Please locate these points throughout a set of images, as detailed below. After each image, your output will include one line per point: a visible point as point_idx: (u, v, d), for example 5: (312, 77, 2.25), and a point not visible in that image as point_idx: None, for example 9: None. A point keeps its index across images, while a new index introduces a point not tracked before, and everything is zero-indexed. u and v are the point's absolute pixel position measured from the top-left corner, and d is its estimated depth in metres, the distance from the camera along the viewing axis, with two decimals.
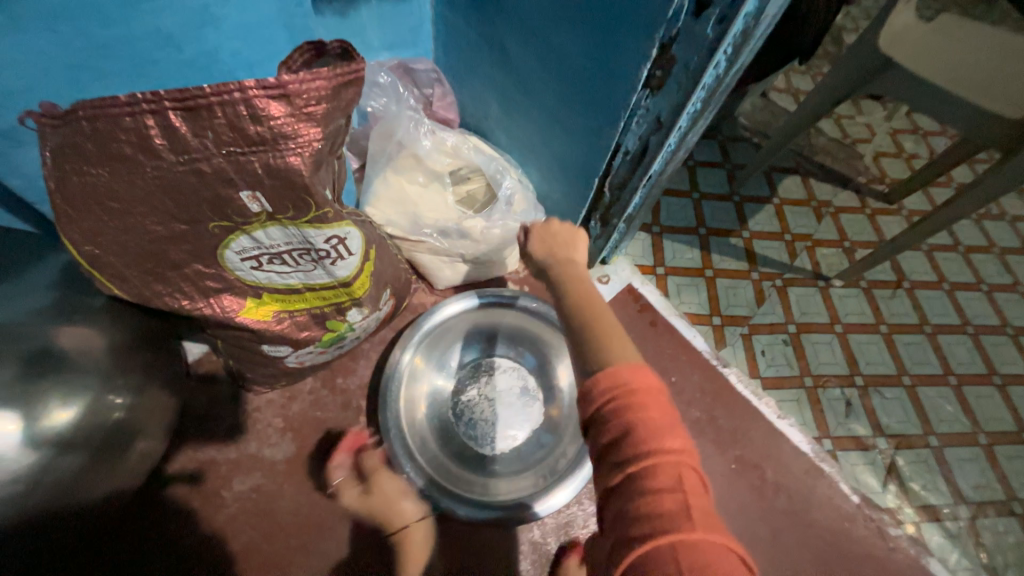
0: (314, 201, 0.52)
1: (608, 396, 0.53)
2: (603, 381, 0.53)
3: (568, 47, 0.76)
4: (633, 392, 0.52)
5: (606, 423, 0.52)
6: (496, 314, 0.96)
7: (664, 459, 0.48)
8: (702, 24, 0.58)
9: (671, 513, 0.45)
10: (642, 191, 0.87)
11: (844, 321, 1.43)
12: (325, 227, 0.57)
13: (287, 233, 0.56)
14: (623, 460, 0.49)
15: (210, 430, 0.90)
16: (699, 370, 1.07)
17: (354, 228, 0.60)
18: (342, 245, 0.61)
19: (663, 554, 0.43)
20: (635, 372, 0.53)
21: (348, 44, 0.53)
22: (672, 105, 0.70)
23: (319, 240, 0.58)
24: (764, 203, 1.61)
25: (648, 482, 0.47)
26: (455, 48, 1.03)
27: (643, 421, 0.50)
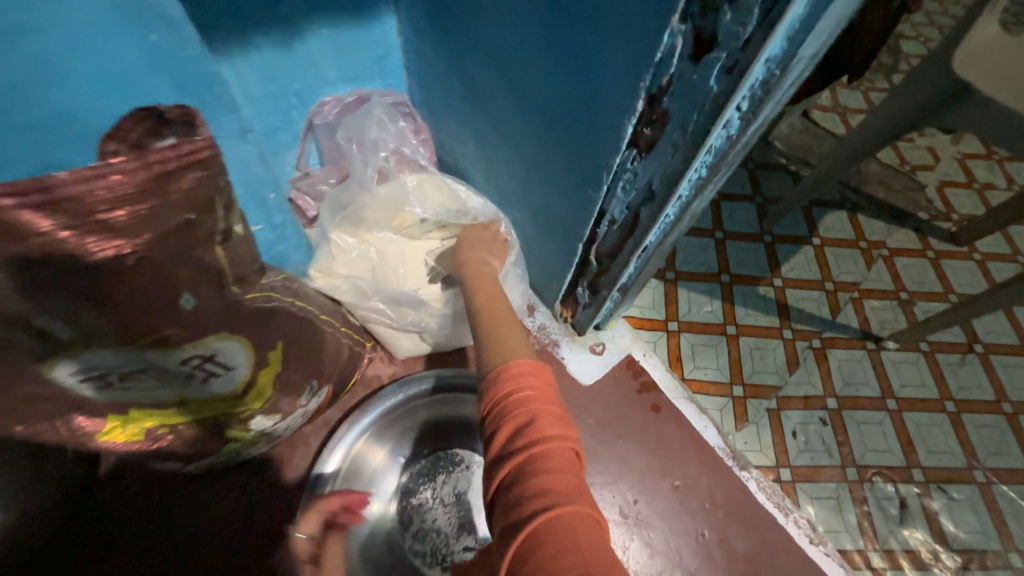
0: (145, 329, 0.43)
1: (510, 389, 0.55)
2: (506, 374, 0.56)
3: (546, 89, 0.59)
4: (534, 387, 0.54)
5: (508, 413, 0.52)
6: (460, 403, 0.80)
7: (560, 443, 0.49)
8: (702, 72, 0.41)
9: (564, 489, 0.45)
10: (636, 263, 0.69)
11: (897, 395, 1.20)
12: (181, 347, 0.47)
13: (126, 355, 0.44)
14: (522, 445, 0.49)
15: (99, 542, 0.72)
16: (713, 471, 0.86)
17: (226, 343, 0.50)
18: (212, 362, 0.51)
19: (558, 528, 0.43)
20: (534, 368, 0.57)
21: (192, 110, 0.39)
22: (666, 171, 0.52)
23: (177, 360, 0.47)
24: (802, 244, 1.37)
25: (544, 461, 0.47)
26: (425, 79, 0.88)
27: (543, 411, 0.52)
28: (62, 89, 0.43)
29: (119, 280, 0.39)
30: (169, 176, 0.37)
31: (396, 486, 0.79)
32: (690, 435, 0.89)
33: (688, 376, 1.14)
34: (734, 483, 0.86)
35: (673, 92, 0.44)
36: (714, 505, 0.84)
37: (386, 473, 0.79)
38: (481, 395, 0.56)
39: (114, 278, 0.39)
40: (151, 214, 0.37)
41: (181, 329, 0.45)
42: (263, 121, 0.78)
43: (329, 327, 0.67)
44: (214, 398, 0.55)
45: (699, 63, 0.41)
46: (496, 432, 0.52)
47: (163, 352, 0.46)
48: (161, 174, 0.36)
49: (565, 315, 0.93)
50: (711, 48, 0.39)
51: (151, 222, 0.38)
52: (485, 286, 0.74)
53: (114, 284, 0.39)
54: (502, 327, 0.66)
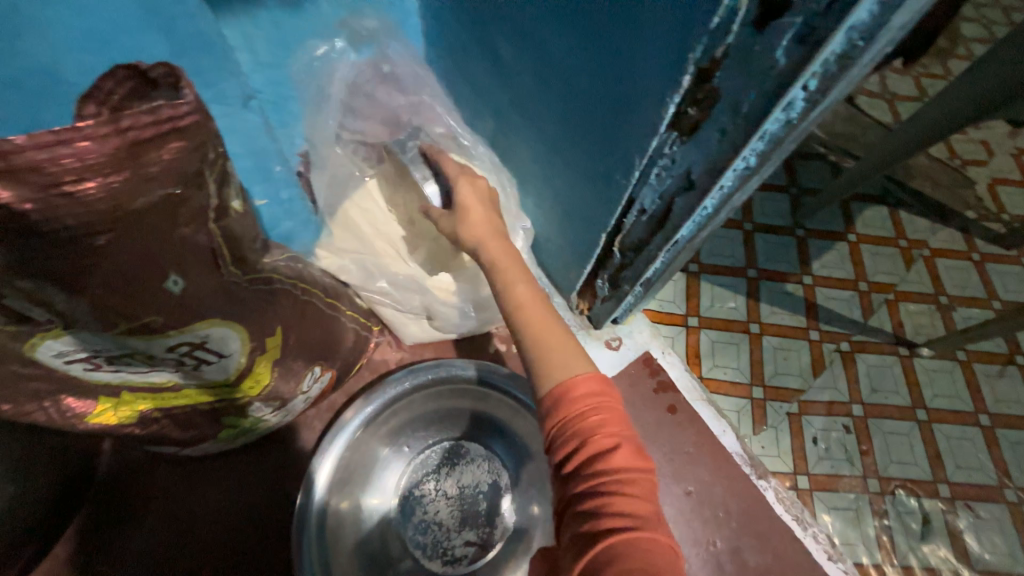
0: (119, 314, 0.38)
1: (583, 405, 0.51)
2: (581, 390, 0.52)
3: (576, 62, 0.52)
4: (608, 405, 0.51)
5: (583, 431, 0.50)
6: (468, 394, 0.77)
7: (638, 464, 0.48)
8: (767, 43, 0.34)
9: (644, 516, 0.46)
10: (664, 257, 0.64)
11: (928, 405, 1.14)
12: (168, 334, 0.43)
13: (109, 339, 0.41)
14: (602, 469, 0.48)
15: (98, 515, 0.72)
16: (729, 479, 0.82)
17: (217, 329, 0.47)
18: (204, 348, 0.48)
19: (640, 554, 0.43)
20: (604, 383, 0.53)
21: (177, 70, 0.35)
22: (710, 159, 0.46)
23: (164, 347, 0.44)
24: (837, 240, 1.29)
25: (624, 486, 0.47)
26: (444, 47, 0.81)
27: (620, 434, 0.49)
28: (45, 40, 0.40)
29: (91, 261, 0.34)
30: (145, 146, 0.32)
31: (398, 477, 0.77)
32: (707, 440, 0.85)
33: (705, 374, 1.09)
34: (750, 493, 0.82)
35: (728, 66, 0.38)
36: (728, 514, 0.80)
37: (390, 463, 0.77)
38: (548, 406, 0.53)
39: (83, 266, 0.34)
40: (127, 188, 0.33)
41: (168, 315, 0.42)
42: (272, 87, 0.69)
43: (331, 309, 0.64)
44: (208, 384, 0.52)
45: (763, 32, 0.34)
46: (570, 449, 0.50)
47: (144, 338, 0.42)
48: (135, 144, 0.32)
49: (582, 306, 0.88)
50: (781, 13, 0.32)
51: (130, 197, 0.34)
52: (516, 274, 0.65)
53: (88, 266, 0.34)
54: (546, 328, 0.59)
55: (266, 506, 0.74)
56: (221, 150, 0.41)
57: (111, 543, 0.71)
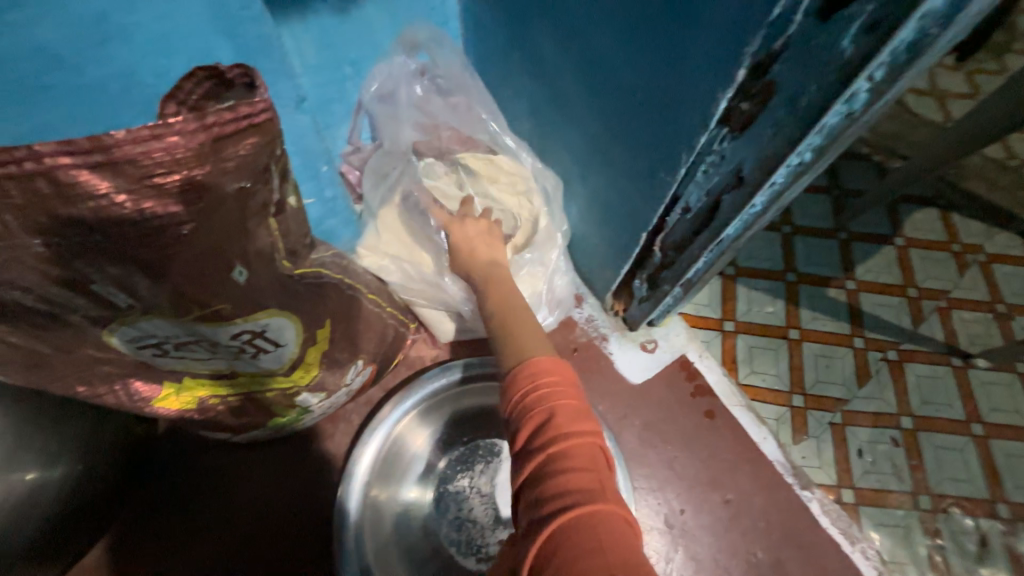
0: (194, 301, 0.41)
1: (528, 382, 0.47)
2: (524, 368, 0.49)
3: (625, 61, 0.53)
4: (553, 380, 0.47)
5: (525, 408, 0.46)
6: (503, 392, 0.78)
7: (581, 435, 0.43)
8: (831, 33, 0.34)
9: (589, 488, 0.39)
10: (707, 257, 0.63)
11: (985, 420, 1.07)
12: (231, 323, 0.46)
13: (179, 325, 0.43)
14: (541, 443, 0.43)
15: (153, 500, 0.76)
16: (771, 488, 0.80)
17: (273, 319, 0.49)
18: (262, 338, 0.50)
19: (576, 532, 0.36)
20: (554, 360, 0.49)
21: (252, 70, 0.37)
22: (762, 155, 0.45)
23: (226, 335, 0.47)
24: (882, 244, 1.23)
25: (563, 459, 0.41)
26: (484, 50, 0.83)
27: (562, 405, 0.45)
28: (129, 46, 0.45)
29: (171, 251, 0.37)
30: (224, 141, 0.34)
31: (434, 472, 0.78)
32: (747, 447, 0.82)
33: (742, 380, 1.06)
34: (793, 503, 0.79)
35: (788, 58, 0.37)
36: (769, 525, 0.78)
37: (427, 459, 0.78)
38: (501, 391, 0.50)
39: (164, 255, 0.37)
40: (205, 181, 0.35)
41: (233, 304, 0.44)
42: (318, 91, 0.75)
43: (374, 304, 0.65)
44: (264, 373, 0.54)
45: (828, 22, 0.33)
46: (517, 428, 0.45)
47: (212, 326, 0.45)
48: (216, 140, 0.34)
49: (617, 308, 0.88)
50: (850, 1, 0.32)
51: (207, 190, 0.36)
52: None
53: (168, 255, 0.37)
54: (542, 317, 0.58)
55: (309, 498, 0.77)
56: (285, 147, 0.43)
57: (164, 529, 0.74)
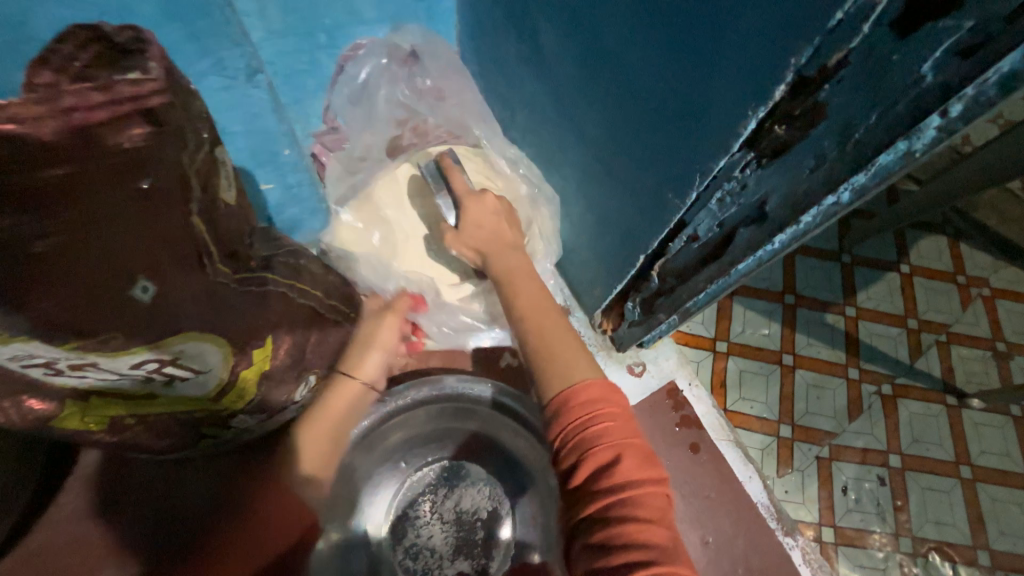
0: (74, 327, 0.32)
1: (588, 414, 0.49)
2: (583, 398, 0.50)
3: (639, 61, 0.44)
4: (611, 413, 0.49)
5: (588, 443, 0.48)
6: (467, 413, 0.71)
7: (647, 483, 0.45)
8: (909, 52, 0.26)
9: (659, 545, 0.42)
10: (710, 292, 0.55)
11: (973, 462, 1.04)
12: (137, 351, 0.37)
13: (63, 354, 0.33)
14: (604, 484, 0.45)
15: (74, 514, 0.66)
16: (753, 532, 0.75)
17: (193, 342, 0.41)
18: (180, 364, 0.42)
19: None
20: (610, 390, 0.51)
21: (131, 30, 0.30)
22: (793, 189, 0.38)
23: (133, 363, 0.38)
24: (886, 270, 1.18)
25: (628, 505, 0.44)
26: (478, 25, 0.72)
27: (628, 446, 0.47)
28: None
29: (37, 280, 0.29)
30: (98, 130, 0.30)
31: (393, 497, 0.71)
32: (730, 486, 0.77)
33: (730, 406, 1.01)
34: (776, 549, 0.75)
35: (846, 78, 0.29)
36: (748, 571, 0.73)
37: (383, 482, 0.70)
38: (555, 419, 0.51)
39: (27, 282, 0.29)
40: (81, 177, 0.29)
41: (131, 332, 0.36)
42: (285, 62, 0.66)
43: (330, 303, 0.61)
44: (187, 396, 0.47)
45: (907, 39, 0.26)
46: (579, 463, 0.47)
47: (111, 355, 0.36)
48: (81, 130, 0.29)
49: (605, 326, 0.81)
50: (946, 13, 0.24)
51: (78, 197, 0.29)
52: (523, 287, 0.62)
53: (38, 282, 0.29)
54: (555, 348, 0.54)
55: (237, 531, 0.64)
56: (180, 131, 0.35)
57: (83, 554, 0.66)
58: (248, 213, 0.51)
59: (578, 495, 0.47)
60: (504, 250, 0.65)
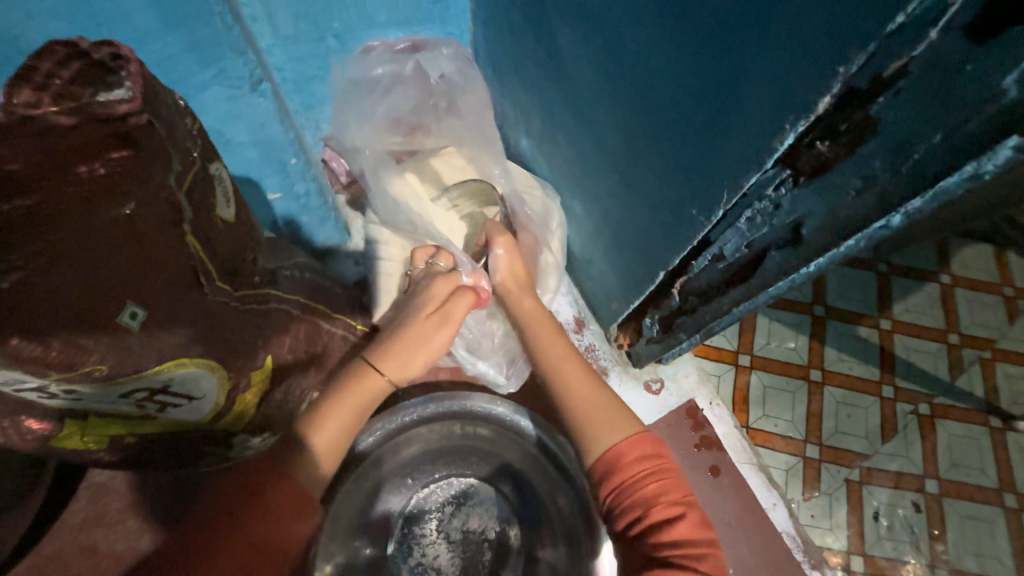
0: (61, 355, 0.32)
1: (640, 467, 0.48)
2: (634, 449, 0.49)
3: (661, 66, 0.41)
4: (665, 469, 0.48)
5: (643, 497, 0.46)
6: (478, 432, 0.68)
7: (705, 542, 0.44)
8: (985, 62, 0.22)
9: None
10: (737, 313, 0.51)
11: (1019, 490, 0.97)
12: (122, 383, 0.36)
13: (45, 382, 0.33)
14: (664, 539, 0.44)
15: (87, 518, 0.67)
16: (775, 563, 0.71)
17: (181, 373, 0.40)
18: (170, 392, 0.41)
19: None
20: (659, 444, 0.50)
21: (113, 46, 0.31)
22: (834, 212, 0.34)
23: (117, 392, 0.38)
24: (924, 281, 1.11)
25: (689, 559, 0.42)
26: (493, 27, 0.68)
27: (684, 503, 0.46)
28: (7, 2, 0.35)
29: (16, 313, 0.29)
30: (68, 156, 0.29)
31: (400, 514, 0.69)
32: (751, 513, 0.73)
33: (752, 424, 0.96)
34: None
35: (905, 89, 0.25)
36: None
37: (390, 498, 0.69)
38: (605, 472, 0.49)
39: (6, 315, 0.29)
40: (48, 209, 0.29)
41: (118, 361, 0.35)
42: (295, 67, 0.64)
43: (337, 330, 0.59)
44: (184, 419, 0.46)
45: (984, 46, 0.22)
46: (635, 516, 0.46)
47: (92, 385, 0.36)
48: (52, 157, 0.29)
49: (622, 341, 0.77)
50: None
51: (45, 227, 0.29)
52: (549, 333, 0.59)
53: (19, 316, 0.29)
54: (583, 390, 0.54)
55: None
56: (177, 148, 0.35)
57: (95, 559, 0.66)
58: (252, 227, 0.50)
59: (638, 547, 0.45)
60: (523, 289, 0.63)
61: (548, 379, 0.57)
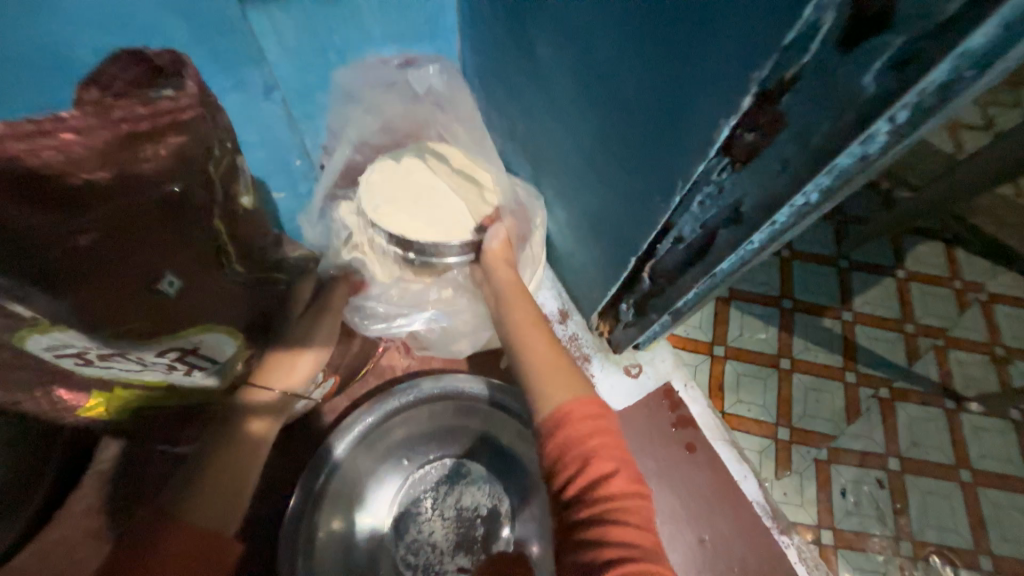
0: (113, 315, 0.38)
1: (582, 425, 0.53)
2: (580, 411, 0.54)
3: (622, 77, 0.48)
4: (607, 430, 0.53)
5: (585, 451, 0.51)
6: (471, 412, 0.73)
7: (636, 495, 0.49)
8: (854, 65, 0.29)
9: (646, 548, 0.45)
10: (696, 291, 0.58)
11: (974, 467, 1.04)
12: (160, 340, 0.42)
13: (100, 343, 0.39)
14: (599, 493, 0.48)
15: None
16: (747, 530, 0.77)
17: (208, 332, 0.47)
18: (195, 352, 0.47)
19: None
20: (604, 409, 0.55)
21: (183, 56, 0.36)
22: (764, 192, 0.40)
23: (154, 353, 0.44)
24: (882, 276, 1.20)
25: (620, 512, 0.47)
26: (480, 46, 0.76)
27: (620, 461, 0.51)
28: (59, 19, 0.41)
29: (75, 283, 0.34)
30: (138, 140, 0.33)
31: (397, 492, 0.73)
32: (724, 485, 0.79)
33: (727, 409, 1.03)
34: (770, 546, 0.76)
35: (803, 88, 0.32)
36: (744, 570, 0.74)
37: (387, 476, 0.73)
38: (551, 429, 0.54)
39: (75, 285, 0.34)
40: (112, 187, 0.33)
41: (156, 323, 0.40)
42: None
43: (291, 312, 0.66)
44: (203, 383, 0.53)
45: (850, 53, 0.29)
46: (573, 470, 0.51)
47: (136, 343, 0.41)
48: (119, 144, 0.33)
49: (602, 329, 0.83)
50: (880, 30, 0.27)
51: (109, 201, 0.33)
52: (519, 306, 0.66)
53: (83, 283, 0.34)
54: (544, 356, 0.61)
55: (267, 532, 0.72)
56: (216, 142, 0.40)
57: None
58: (264, 220, 0.55)
59: (571, 497, 0.50)
60: (501, 265, 0.69)
61: (518, 348, 0.63)
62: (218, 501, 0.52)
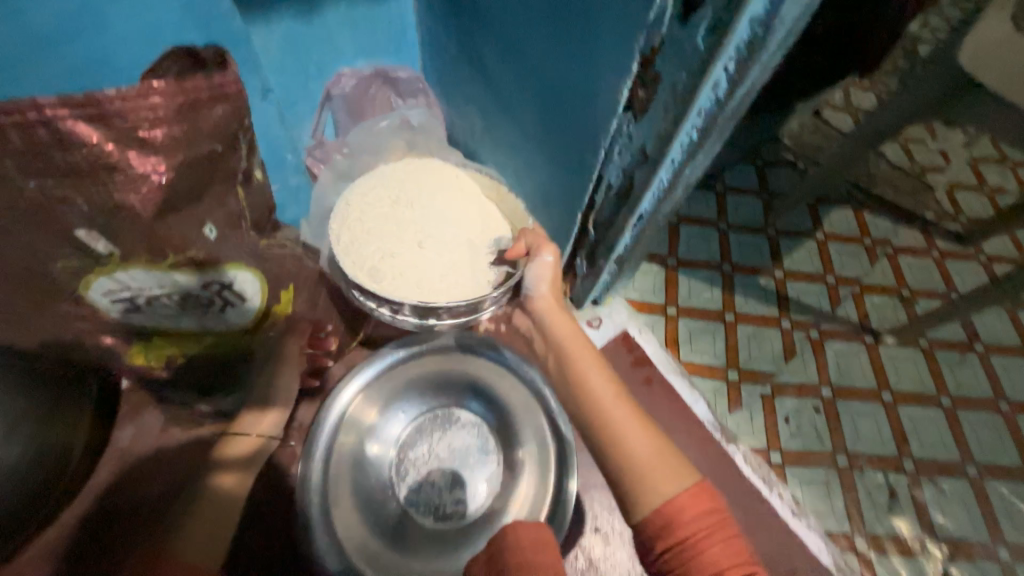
0: (168, 244, 0.49)
1: (697, 524, 0.49)
2: (691, 504, 0.50)
3: (548, 62, 0.63)
4: (725, 527, 0.50)
5: (708, 556, 0.48)
6: (457, 363, 0.84)
7: None
8: (689, 33, 0.44)
9: None
10: (631, 232, 0.72)
11: (893, 388, 1.21)
12: (197, 271, 0.53)
13: (154, 276, 0.51)
14: None
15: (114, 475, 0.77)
16: (700, 444, 0.90)
17: (237, 271, 0.56)
18: (228, 290, 0.57)
19: None
20: (715, 501, 0.51)
21: (224, 50, 0.47)
22: (658, 134, 0.55)
23: (194, 286, 0.54)
24: (805, 238, 1.39)
25: None
26: (437, 55, 0.91)
27: (750, 562, 0.48)
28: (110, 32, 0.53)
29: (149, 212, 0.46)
30: (200, 108, 0.45)
31: (396, 441, 0.82)
32: (678, 410, 0.92)
33: (683, 358, 1.17)
34: (720, 455, 0.90)
35: (664, 51, 0.48)
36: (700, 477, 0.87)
37: (387, 427, 0.82)
38: (664, 528, 0.50)
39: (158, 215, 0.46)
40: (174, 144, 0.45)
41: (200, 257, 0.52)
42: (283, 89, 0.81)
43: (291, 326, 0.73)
44: (232, 328, 0.63)
45: (686, 25, 0.44)
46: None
47: (183, 274, 0.52)
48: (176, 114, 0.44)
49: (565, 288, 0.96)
50: (698, 8, 0.42)
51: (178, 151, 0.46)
52: (588, 367, 0.63)
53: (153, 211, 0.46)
54: (629, 434, 0.57)
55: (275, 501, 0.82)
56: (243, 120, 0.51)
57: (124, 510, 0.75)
58: None
59: None
60: (556, 312, 0.71)
61: (596, 420, 0.59)
62: (209, 537, 0.57)
